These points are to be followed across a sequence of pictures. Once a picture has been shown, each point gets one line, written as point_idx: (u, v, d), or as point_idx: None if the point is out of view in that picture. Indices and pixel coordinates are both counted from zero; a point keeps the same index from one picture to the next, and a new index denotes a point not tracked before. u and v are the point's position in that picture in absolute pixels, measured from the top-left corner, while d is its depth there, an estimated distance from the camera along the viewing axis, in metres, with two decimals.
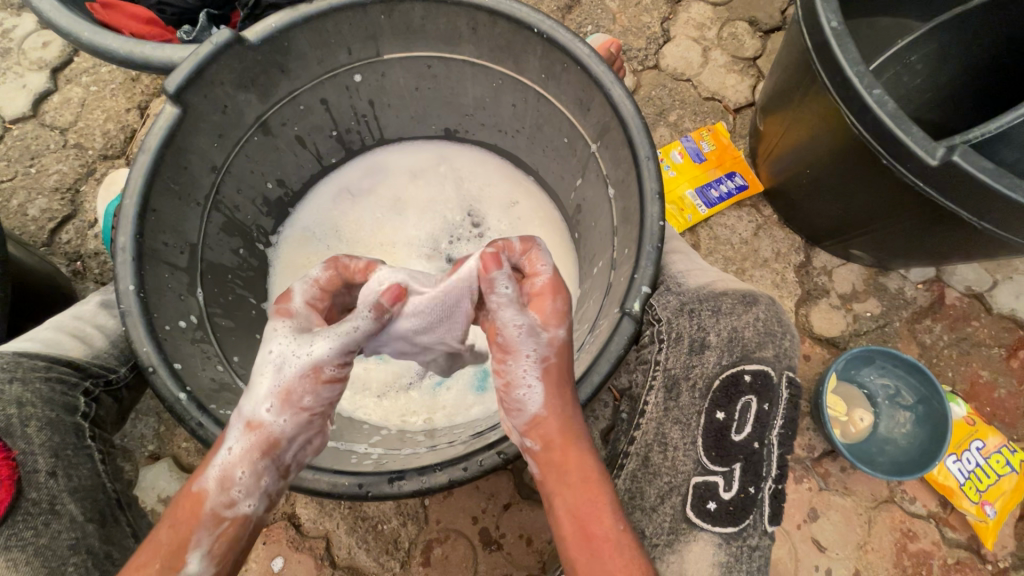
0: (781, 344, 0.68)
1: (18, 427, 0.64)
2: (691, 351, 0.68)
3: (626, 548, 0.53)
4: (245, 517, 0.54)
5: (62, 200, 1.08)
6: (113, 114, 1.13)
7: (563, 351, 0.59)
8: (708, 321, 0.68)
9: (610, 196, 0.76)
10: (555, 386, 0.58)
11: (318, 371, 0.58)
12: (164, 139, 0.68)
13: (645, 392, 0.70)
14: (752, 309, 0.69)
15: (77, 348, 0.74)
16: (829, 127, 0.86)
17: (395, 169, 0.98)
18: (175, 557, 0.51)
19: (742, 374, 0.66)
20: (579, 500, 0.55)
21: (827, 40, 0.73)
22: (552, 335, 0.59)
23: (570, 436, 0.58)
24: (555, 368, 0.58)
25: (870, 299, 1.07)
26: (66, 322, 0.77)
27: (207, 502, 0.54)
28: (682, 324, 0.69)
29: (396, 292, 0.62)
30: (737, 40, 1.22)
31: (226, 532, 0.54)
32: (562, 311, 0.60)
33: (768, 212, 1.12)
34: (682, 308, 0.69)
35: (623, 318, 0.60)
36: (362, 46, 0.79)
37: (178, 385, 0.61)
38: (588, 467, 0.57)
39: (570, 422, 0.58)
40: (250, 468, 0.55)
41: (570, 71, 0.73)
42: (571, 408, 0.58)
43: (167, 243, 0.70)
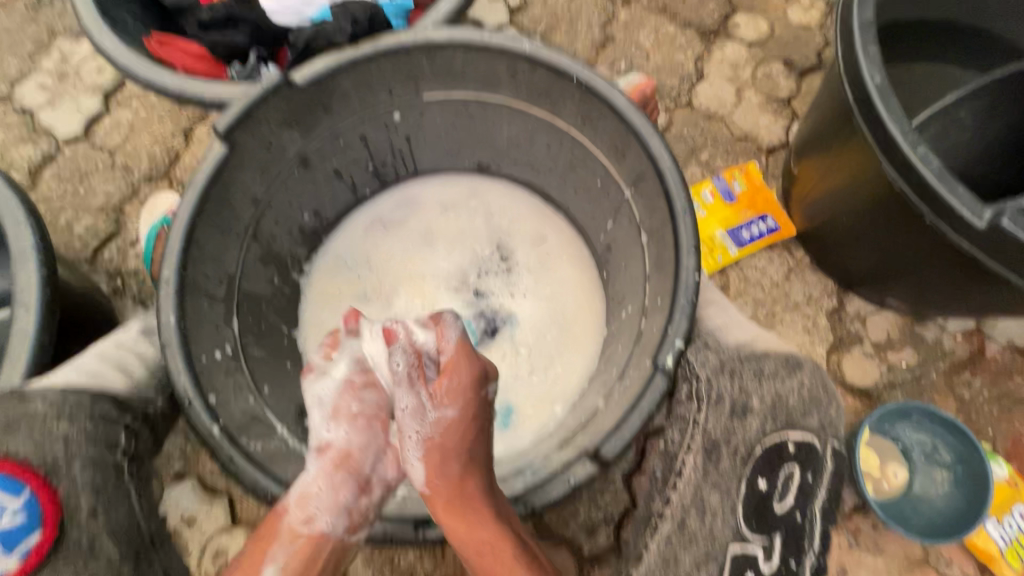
0: (828, 413, 0.67)
1: (64, 466, 0.61)
2: (733, 414, 0.63)
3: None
4: (320, 535, 0.61)
5: (107, 219, 1.12)
6: (159, 138, 1.18)
7: (448, 431, 0.64)
8: (749, 384, 0.64)
9: (643, 242, 0.76)
10: (438, 460, 0.63)
11: (350, 384, 0.70)
12: (211, 175, 0.71)
13: (683, 452, 0.65)
14: (798, 375, 0.67)
15: (118, 379, 0.72)
16: (866, 177, 0.85)
17: (427, 202, 1.00)
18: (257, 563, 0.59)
19: (785, 443, 0.62)
20: (480, 565, 0.58)
21: (868, 95, 0.72)
22: (438, 416, 0.64)
23: (459, 507, 0.59)
24: (439, 446, 0.63)
25: (905, 349, 1.04)
26: (108, 350, 0.76)
27: (285, 518, 0.61)
28: (722, 384, 0.65)
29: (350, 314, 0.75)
30: (772, 81, 1.22)
31: (302, 547, 0.60)
32: (450, 394, 0.65)
33: (800, 254, 1.10)
34: (722, 367, 0.66)
35: (656, 373, 0.60)
36: (402, 87, 0.81)
37: (212, 418, 0.62)
38: (483, 536, 0.58)
39: (457, 488, 0.61)
40: (326, 484, 0.63)
41: (606, 119, 0.74)
42: (455, 477, 0.62)
43: (208, 274, 0.72)
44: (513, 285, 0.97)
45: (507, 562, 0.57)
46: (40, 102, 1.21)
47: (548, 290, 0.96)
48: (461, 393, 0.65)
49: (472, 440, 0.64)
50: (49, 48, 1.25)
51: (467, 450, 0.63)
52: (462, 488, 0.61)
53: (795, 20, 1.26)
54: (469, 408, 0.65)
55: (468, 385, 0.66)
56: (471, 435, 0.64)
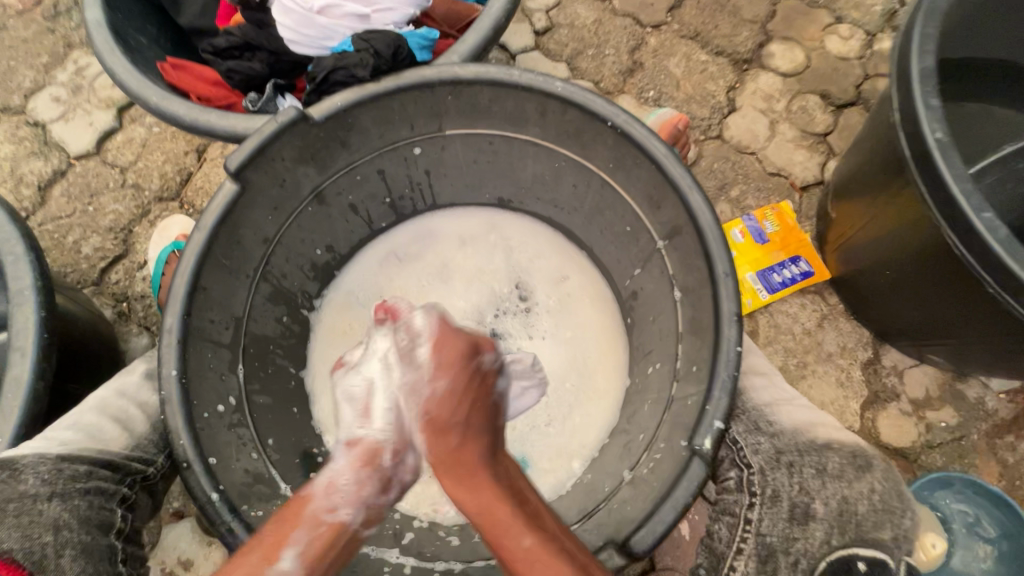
0: (900, 526, 0.56)
1: (52, 559, 0.56)
2: (792, 519, 0.58)
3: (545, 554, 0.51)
4: (342, 525, 0.57)
5: (115, 239, 1.09)
6: (172, 156, 1.15)
7: (441, 400, 0.60)
8: (811, 485, 0.59)
9: (675, 298, 0.71)
10: (432, 430, 0.59)
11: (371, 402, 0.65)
12: (221, 216, 0.68)
13: (733, 556, 0.60)
14: (869, 477, 0.58)
15: (116, 438, 0.67)
16: (910, 231, 0.80)
17: (444, 235, 0.93)
18: (275, 543, 0.54)
19: (852, 562, 0.53)
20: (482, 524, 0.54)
21: (926, 150, 0.67)
22: (430, 388, 0.60)
23: (461, 474, 0.56)
24: (433, 419, 0.59)
25: (945, 408, 0.97)
26: (109, 401, 0.71)
27: (310, 503, 0.57)
28: (777, 477, 0.61)
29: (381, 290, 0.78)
30: (807, 114, 1.16)
31: (321, 535, 0.56)
32: (443, 364, 0.61)
33: (834, 301, 1.04)
34: (777, 458, 0.62)
35: (692, 458, 0.56)
36: (425, 122, 0.77)
37: (211, 484, 0.59)
38: (483, 498, 0.54)
39: (460, 443, 0.58)
40: (354, 476, 0.59)
41: (642, 166, 0.70)
42: (455, 437, 0.58)
43: (213, 320, 0.68)
44: (531, 327, 0.90)
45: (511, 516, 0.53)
46: (53, 115, 1.18)
47: (569, 334, 0.89)
48: (454, 364, 0.61)
49: (468, 408, 0.60)
50: (64, 59, 1.22)
51: (465, 417, 0.59)
52: (459, 458, 0.57)
53: (834, 50, 1.21)
54: (465, 375, 0.61)
55: (459, 356, 0.62)
56: (468, 402, 0.60)
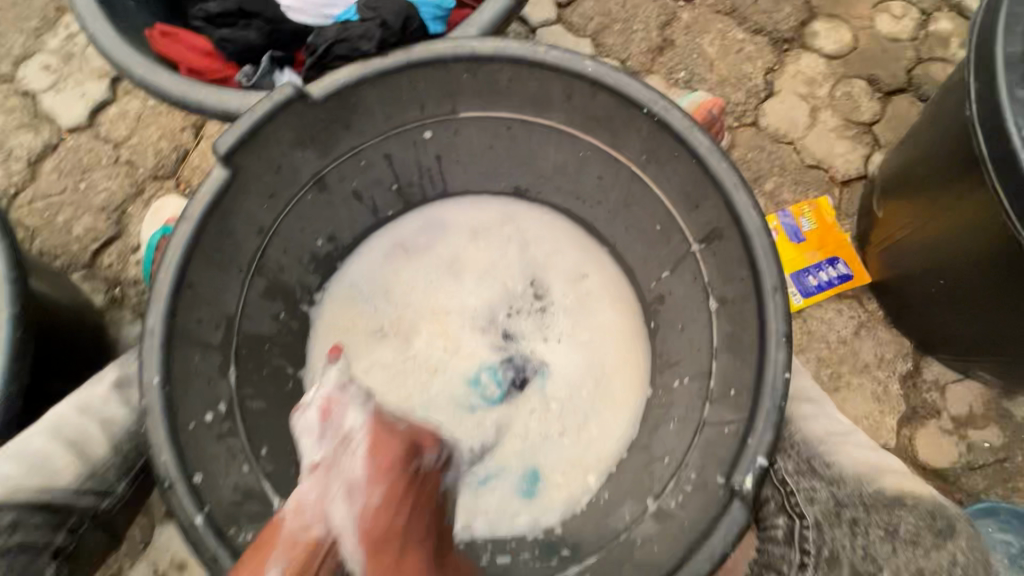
0: None
1: None
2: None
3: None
4: (318, 540, 0.53)
5: (108, 219, 1.03)
6: (167, 132, 1.07)
7: (379, 505, 0.55)
8: (881, 551, 0.53)
9: (710, 308, 0.66)
10: (368, 541, 0.53)
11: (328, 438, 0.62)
12: (209, 206, 0.62)
13: None
14: (949, 547, 0.53)
15: (66, 468, 0.66)
16: (971, 237, 0.73)
17: (455, 226, 0.85)
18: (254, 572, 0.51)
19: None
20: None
21: (1007, 150, 0.60)
22: (369, 494, 0.56)
23: None
24: (368, 522, 0.54)
25: (989, 427, 0.91)
26: (69, 419, 0.68)
27: (283, 528, 0.54)
28: (837, 535, 0.57)
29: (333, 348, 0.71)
30: (852, 101, 1.06)
31: (297, 556, 0.52)
32: (376, 467, 0.57)
33: (873, 307, 0.96)
34: (837, 513, 0.58)
35: (733, 500, 0.56)
36: (437, 103, 0.70)
37: (194, 505, 0.56)
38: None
39: (392, 556, 0.52)
40: (318, 505, 0.56)
41: (678, 159, 0.64)
42: (388, 549, 0.52)
43: (201, 320, 0.63)
44: (546, 330, 0.82)
45: None
46: (43, 84, 1.10)
47: (588, 339, 0.81)
48: (387, 465, 0.57)
49: (407, 513, 0.55)
50: (55, 23, 1.13)
51: (402, 532, 0.53)
52: (398, 569, 0.51)
53: (884, 30, 1.09)
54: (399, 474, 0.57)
55: (393, 458, 0.58)
56: (408, 506, 0.55)
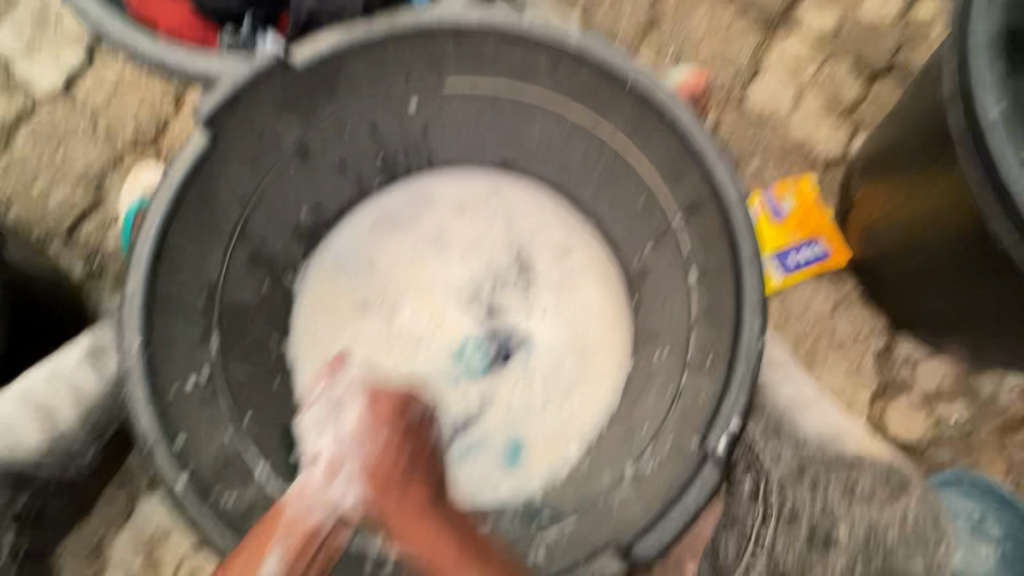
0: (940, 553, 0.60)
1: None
2: (811, 542, 0.60)
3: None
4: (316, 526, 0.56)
5: (86, 189, 1.01)
6: (146, 100, 1.05)
7: (384, 454, 0.58)
8: (838, 506, 0.60)
9: (689, 281, 0.68)
10: (378, 487, 0.56)
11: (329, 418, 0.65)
12: (190, 171, 0.62)
13: None
14: (901, 501, 0.61)
15: (32, 434, 0.69)
16: (949, 218, 0.74)
17: (441, 200, 0.84)
18: (254, 555, 0.53)
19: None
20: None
21: (976, 127, 0.62)
22: (368, 447, 0.59)
23: (408, 519, 0.54)
24: (374, 477, 0.57)
25: (957, 402, 0.94)
26: (38, 387, 0.71)
27: (287, 509, 0.57)
28: (798, 493, 0.62)
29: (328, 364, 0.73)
30: (837, 83, 1.07)
31: (300, 533, 0.55)
32: (373, 423, 0.60)
33: (850, 286, 0.99)
34: (799, 471, 0.63)
35: (705, 459, 0.61)
36: (422, 73, 0.70)
37: (175, 467, 0.60)
38: (430, 542, 0.52)
39: (397, 491, 0.56)
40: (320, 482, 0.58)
41: (659, 133, 0.65)
42: (394, 488, 0.56)
43: (184, 284, 0.64)
44: (530, 304, 0.83)
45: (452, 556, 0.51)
46: (15, 48, 1.06)
47: (571, 313, 0.82)
48: (381, 425, 0.60)
49: (408, 458, 0.58)
50: None
51: (406, 471, 0.57)
52: (406, 506, 0.55)
53: (870, 12, 1.09)
54: (397, 428, 0.60)
55: (388, 415, 0.61)
56: (409, 453, 0.59)
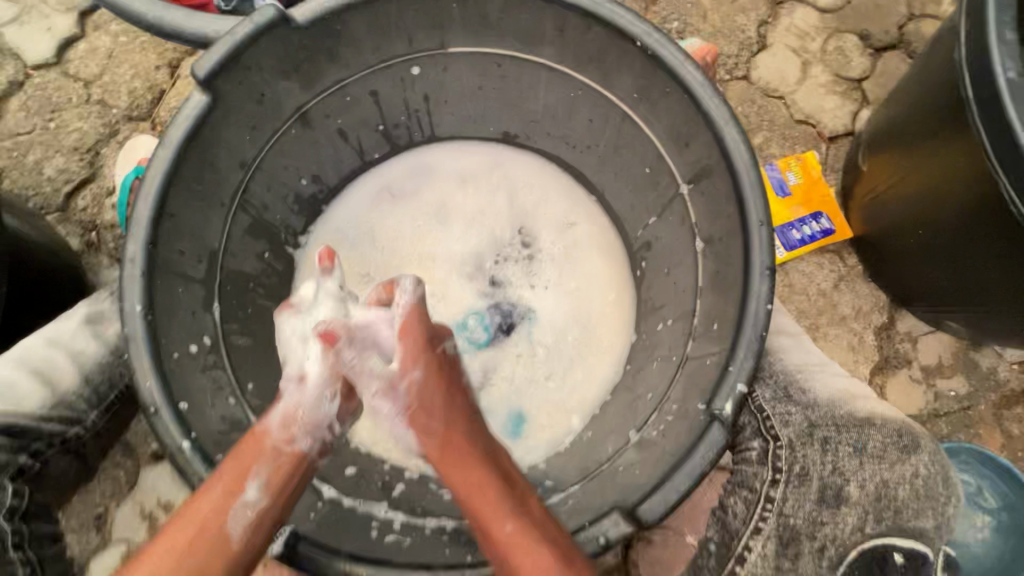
0: (943, 514, 0.63)
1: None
2: (821, 501, 0.62)
3: (528, 550, 0.51)
4: (301, 455, 0.57)
5: (81, 160, 1.00)
6: (141, 71, 1.03)
7: (421, 391, 0.59)
8: (848, 466, 0.62)
9: (696, 248, 0.66)
10: (421, 421, 0.59)
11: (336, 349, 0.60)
12: (189, 132, 0.59)
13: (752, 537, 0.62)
14: (910, 461, 0.63)
15: (32, 395, 0.68)
16: (954, 187, 0.73)
17: (444, 171, 0.84)
18: (235, 483, 0.53)
19: (892, 562, 0.59)
20: (471, 508, 0.55)
21: (995, 95, 0.60)
22: (407, 382, 0.59)
23: (455, 459, 0.56)
24: (419, 409, 0.59)
25: (956, 376, 0.94)
26: (35, 350, 0.70)
27: (268, 437, 0.56)
28: (809, 454, 0.63)
29: (327, 336, 0.60)
30: (843, 57, 1.05)
31: (283, 465, 0.56)
32: (411, 359, 0.60)
33: (853, 261, 0.99)
34: (810, 433, 0.64)
35: (712, 424, 0.55)
36: (425, 36, 0.68)
37: (182, 432, 0.55)
38: (472, 477, 0.55)
39: (449, 435, 0.58)
40: (309, 414, 0.58)
41: (670, 96, 0.63)
42: (443, 428, 0.58)
43: (183, 251, 0.62)
44: (533, 276, 0.83)
45: (489, 504, 0.54)
46: (4, 16, 1.03)
47: (574, 285, 0.82)
48: (421, 396, 0.59)
49: (446, 392, 0.60)
50: None
51: (446, 407, 0.59)
52: (450, 443, 0.57)
53: None
54: (435, 365, 0.60)
55: (422, 347, 0.61)
56: (446, 389, 0.60)
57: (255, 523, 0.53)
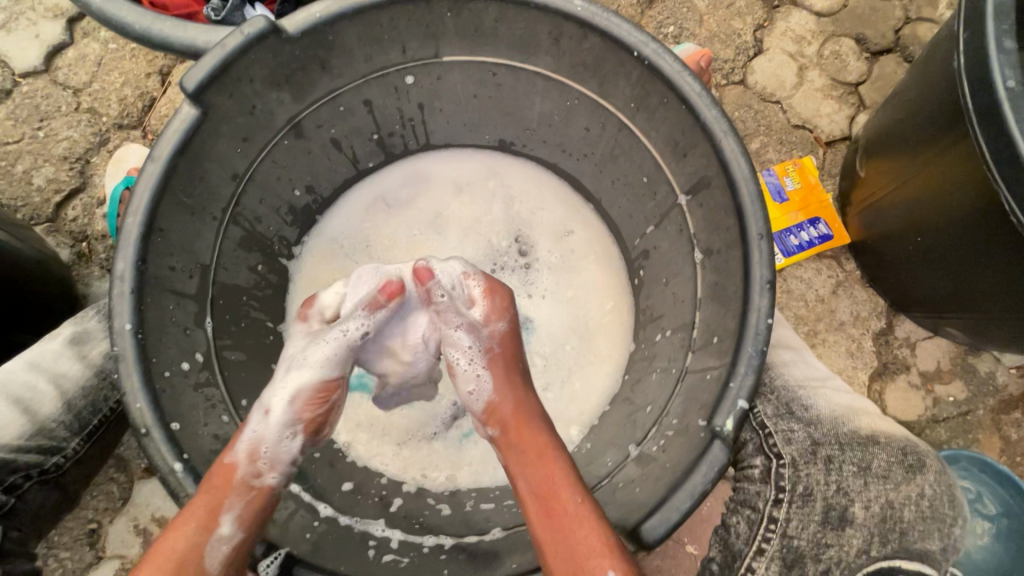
0: (948, 530, 0.62)
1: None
2: (825, 522, 0.61)
3: (587, 519, 0.55)
4: (268, 489, 0.58)
5: (71, 169, 0.98)
6: (131, 78, 1.01)
7: (504, 343, 0.66)
8: (853, 486, 0.62)
9: (695, 259, 0.66)
10: (502, 373, 0.65)
11: (325, 383, 0.62)
12: (178, 146, 0.58)
13: (754, 554, 0.61)
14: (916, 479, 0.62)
15: (11, 424, 0.67)
16: (952, 194, 0.73)
17: (439, 179, 0.84)
18: (205, 521, 0.53)
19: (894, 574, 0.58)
20: (539, 471, 0.58)
21: (996, 103, 0.60)
22: (491, 336, 0.66)
23: (529, 423, 0.62)
24: (498, 360, 0.65)
25: (954, 382, 0.94)
26: (16, 376, 0.70)
27: (235, 472, 0.56)
28: (812, 473, 0.63)
29: (423, 276, 0.67)
30: (840, 60, 1.05)
31: (253, 500, 0.56)
32: (496, 314, 0.67)
33: (850, 267, 0.99)
34: (814, 452, 0.64)
35: (714, 441, 0.54)
36: (419, 45, 0.67)
37: (174, 453, 0.54)
38: (542, 442, 0.60)
39: (522, 401, 0.63)
40: (278, 445, 0.59)
41: (668, 106, 0.62)
42: (519, 389, 0.64)
43: (174, 267, 0.61)
44: (530, 285, 0.82)
45: (560, 470, 0.58)
46: None
47: (572, 294, 0.81)
48: (501, 355, 0.66)
49: (518, 357, 0.67)
50: None
51: (518, 371, 0.66)
52: (523, 410, 0.63)
53: None
54: (515, 324, 0.68)
55: (505, 306, 0.68)
56: (517, 357, 0.67)
57: (225, 562, 0.53)
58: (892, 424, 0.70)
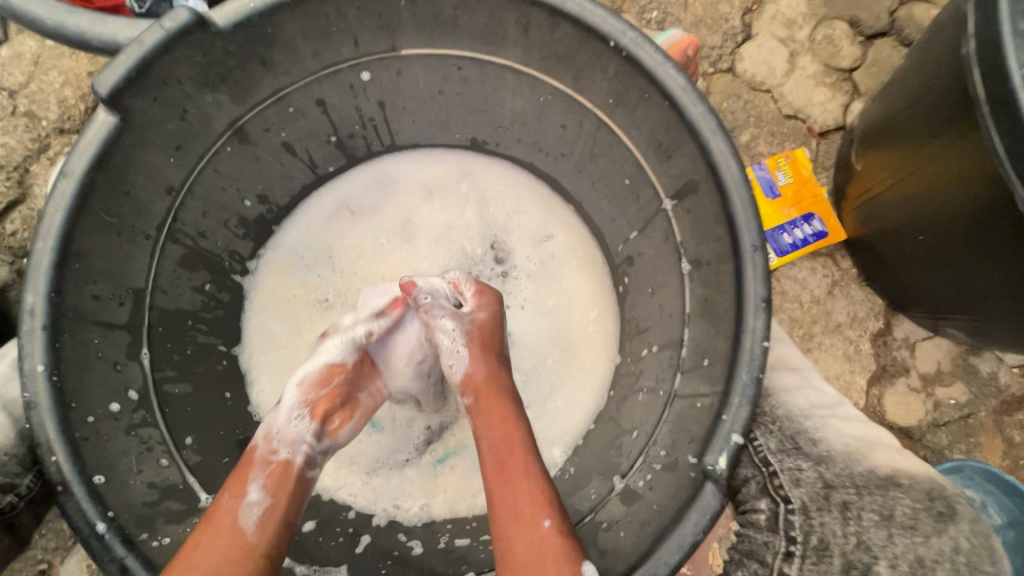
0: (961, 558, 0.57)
1: None
2: None
3: (533, 476, 0.53)
4: (289, 463, 0.55)
5: (8, 179, 0.90)
6: (72, 78, 0.93)
7: (482, 329, 0.63)
8: (875, 539, 0.55)
9: (682, 270, 0.60)
10: (478, 350, 0.61)
11: (330, 374, 0.59)
12: (94, 160, 0.51)
13: None
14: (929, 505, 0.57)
15: None
16: (956, 190, 0.67)
17: (408, 182, 0.77)
18: (235, 489, 0.52)
19: None
20: (496, 434, 0.56)
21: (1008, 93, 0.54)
22: (473, 320, 0.63)
23: (496, 396, 0.58)
24: (478, 340, 0.62)
25: (955, 384, 0.90)
26: None
27: (257, 450, 0.55)
28: (827, 523, 0.56)
29: (406, 284, 0.64)
30: (833, 45, 0.99)
31: (275, 469, 0.54)
32: (481, 303, 0.65)
33: (846, 265, 0.94)
34: (826, 496, 0.57)
35: (705, 482, 0.49)
36: (373, 37, 0.60)
37: (99, 509, 0.48)
38: (503, 412, 0.57)
39: (494, 373, 0.60)
40: (290, 423, 0.56)
41: (650, 102, 0.56)
42: (494, 363, 0.61)
43: (99, 294, 0.54)
44: (507, 295, 0.76)
45: (516, 432, 0.56)
46: None
47: (553, 304, 0.76)
48: (484, 338, 0.62)
49: (501, 341, 0.64)
50: None
51: (500, 351, 0.63)
52: (495, 381, 0.60)
53: None
54: (499, 309, 0.65)
55: (490, 302, 0.65)
56: (501, 342, 0.64)
57: (261, 523, 0.50)
58: (912, 460, 0.65)
